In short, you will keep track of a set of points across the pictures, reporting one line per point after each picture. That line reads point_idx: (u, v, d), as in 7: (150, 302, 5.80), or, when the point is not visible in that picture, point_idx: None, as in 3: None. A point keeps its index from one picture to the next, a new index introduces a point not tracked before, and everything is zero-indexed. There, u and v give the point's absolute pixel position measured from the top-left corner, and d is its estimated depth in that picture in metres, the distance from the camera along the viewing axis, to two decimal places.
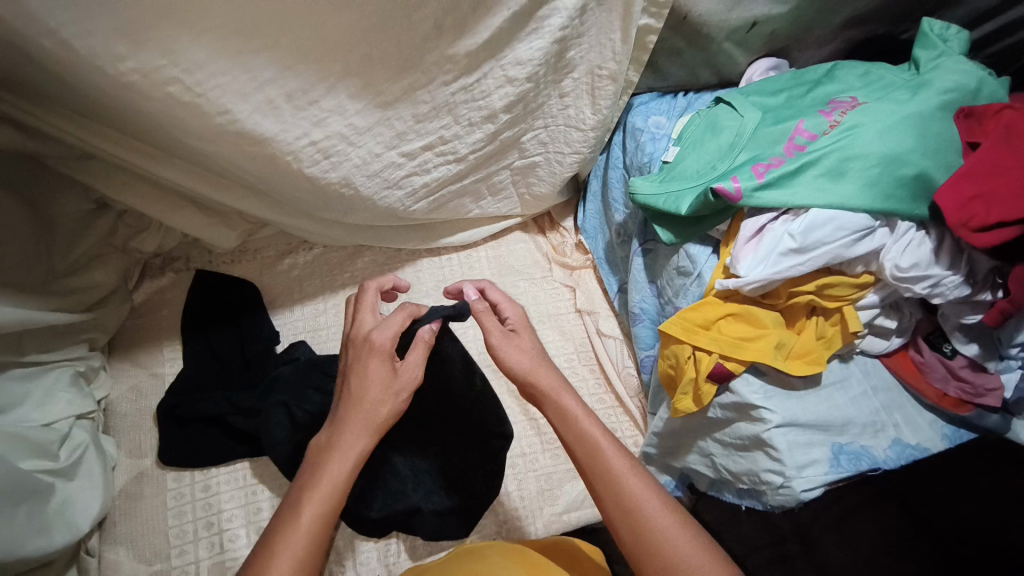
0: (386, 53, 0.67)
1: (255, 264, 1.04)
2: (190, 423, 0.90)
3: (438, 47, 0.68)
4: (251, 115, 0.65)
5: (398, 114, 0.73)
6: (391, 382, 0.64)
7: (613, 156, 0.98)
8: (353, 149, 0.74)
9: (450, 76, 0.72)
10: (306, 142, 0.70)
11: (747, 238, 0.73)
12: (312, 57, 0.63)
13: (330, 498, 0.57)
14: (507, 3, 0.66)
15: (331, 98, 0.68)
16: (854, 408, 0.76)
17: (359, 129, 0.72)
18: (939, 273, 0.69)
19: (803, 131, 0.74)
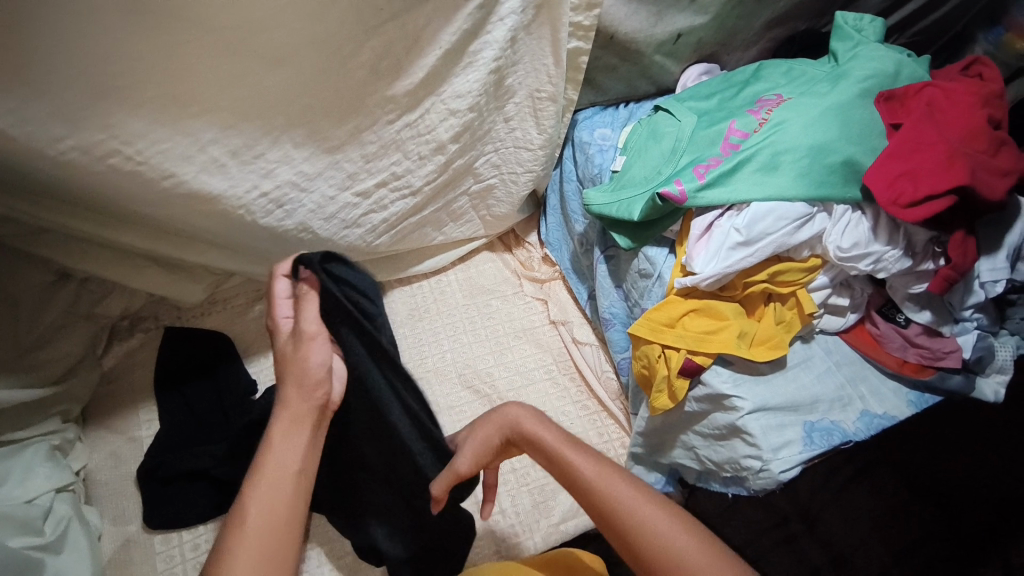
0: (326, 102, 0.69)
1: (226, 315, 1.04)
2: (173, 483, 0.89)
3: (376, 91, 0.71)
4: (198, 176, 0.66)
5: (347, 157, 0.75)
6: (297, 355, 0.60)
7: (566, 170, 1.02)
8: (306, 195, 0.75)
9: (392, 116, 0.74)
10: (257, 194, 0.71)
11: (697, 236, 0.76)
12: (254, 113, 0.65)
13: (279, 479, 0.59)
14: (438, 43, 0.69)
15: (277, 150, 0.69)
16: (820, 385, 0.79)
17: (309, 175, 0.74)
18: (879, 249, 0.72)
19: (736, 131, 0.78)
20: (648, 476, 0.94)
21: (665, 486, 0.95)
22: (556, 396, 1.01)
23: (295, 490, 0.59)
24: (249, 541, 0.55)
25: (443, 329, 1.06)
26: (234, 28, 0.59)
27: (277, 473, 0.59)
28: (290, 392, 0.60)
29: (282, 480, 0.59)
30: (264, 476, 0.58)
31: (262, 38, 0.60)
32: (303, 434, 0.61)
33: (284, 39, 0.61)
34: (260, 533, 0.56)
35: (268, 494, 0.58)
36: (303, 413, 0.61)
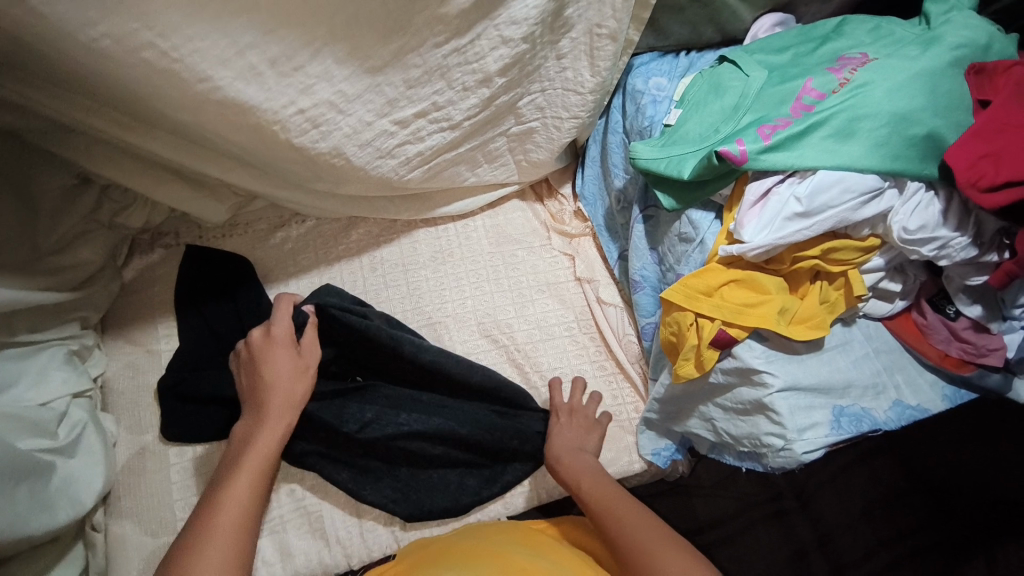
0: (373, 14, 0.63)
1: (247, 238, 1.03)
2: (191, 401, 0.91)
3: (428, 7, 0.65)
4: (233, 82, 0.62)
5: (389, 80, 0.70)
6: (296, 365, 0.83)
7: (612, 120, 0.96)
8: (344, 117, 0.70)
9: (441, 39, 0.68)
10: (293, 110, 0.67)
11: (751, 202, 0.71)
12: (297, 16, 0.60)
13: (257, 468, 0.75)
14: None
15: (316, 64, 0.64)
16: (855, 370, 0.76)
17: (348, 96, 0.69)
18: (947, 235, 0.67)
19: (812, 90, 0.71)
20: (659, 442, 0.94)
21: (677, 453, 0.95)
22: (574, 354, 1.00)
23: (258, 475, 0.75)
24: (219, 518, 0.70)
25: (466, 275, 1.03)
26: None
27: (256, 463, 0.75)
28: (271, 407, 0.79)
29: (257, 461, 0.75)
30: (244, 465, 0.75)
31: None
32: (265, 427, 0.78)
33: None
34: (230, 514, 0.71)
35: (246, 478, 0.74)
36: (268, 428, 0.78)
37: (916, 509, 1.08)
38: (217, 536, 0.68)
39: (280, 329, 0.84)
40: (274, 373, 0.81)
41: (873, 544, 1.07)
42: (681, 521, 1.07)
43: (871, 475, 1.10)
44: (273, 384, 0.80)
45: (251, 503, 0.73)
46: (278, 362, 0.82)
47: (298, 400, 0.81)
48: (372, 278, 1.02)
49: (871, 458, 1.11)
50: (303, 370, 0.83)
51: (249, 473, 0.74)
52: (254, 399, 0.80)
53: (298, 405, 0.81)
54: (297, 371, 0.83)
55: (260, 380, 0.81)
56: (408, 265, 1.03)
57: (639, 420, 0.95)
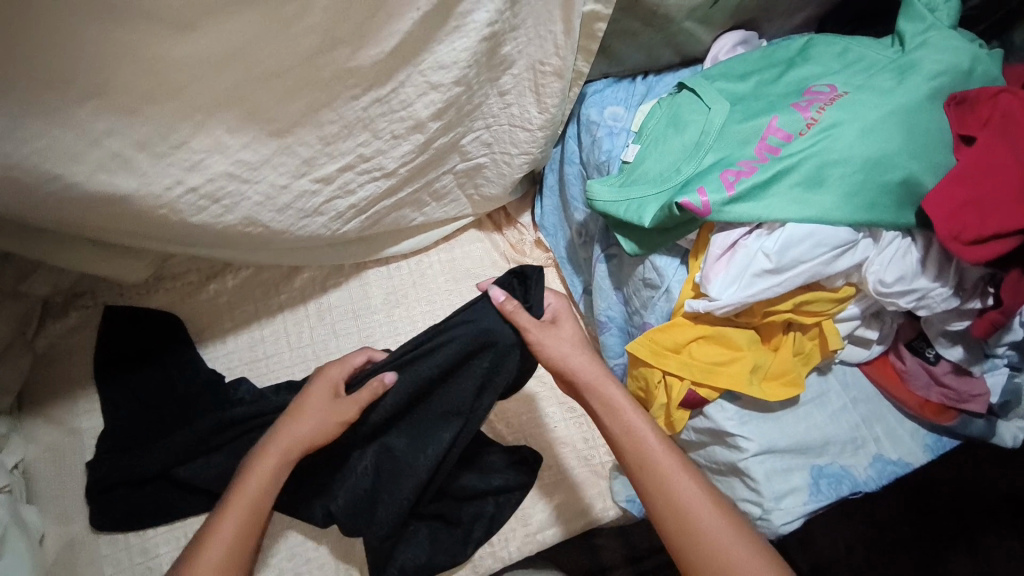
0: (269, 74, 0.54)
1: (176, 292, 0.95)
2: (119, 486, 0.83)
3: (334, 60, 0.55)
4: (93, 174, 0.52)
5: (300, 140, 0.61)
6: (322, 409, 0.67)
7: (568, 150, 0.88)
8: (250, 186, 0.61)
9: (357, 92, 0.59)
10: (182, 190, 0.57)
11: (717, 254, 0.64)
12: (169, 84, 0.50)
13: (250, 506, 0.62)
14: (416, 3, 0.53)
15: (202, 137, 0.55)
16: (833, 425, 0.71)
17: (251, 163, 0.60)
18: (925, 286, 0.61)
19: (777, 130, 0.64)
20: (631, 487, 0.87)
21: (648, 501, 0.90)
22: (542, 398, 0.96)
23: (250, 519, 0.62)
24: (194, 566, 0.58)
25: (425, 317, 0.95)
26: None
27: (248, 509, 0.62)
28: (278, 443, 0.65)
29: (252, 507, 0.62)
30: (239, 497, 0.63)
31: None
32: (272, 462, 0.64)
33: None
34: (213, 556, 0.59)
35: (239, 512, 0.61)
36: (277, 462, 0.64)
37: None
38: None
39: (333, 370, 0.69)
40: (303, 407, 0.67)
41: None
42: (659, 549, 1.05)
43: None
44: (298, 417, 0.66)
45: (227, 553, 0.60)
46: (308, 404, 0.67)
47: (306, 441, 0.65)
48: (321, 328, 0.94)
49: None
50: (335, 413, 0.66)
51: (238, 509, 0.62)
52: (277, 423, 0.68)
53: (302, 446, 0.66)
54: (321, 414, 0.66)
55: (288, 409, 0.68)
56: (360, 310, 0.95)
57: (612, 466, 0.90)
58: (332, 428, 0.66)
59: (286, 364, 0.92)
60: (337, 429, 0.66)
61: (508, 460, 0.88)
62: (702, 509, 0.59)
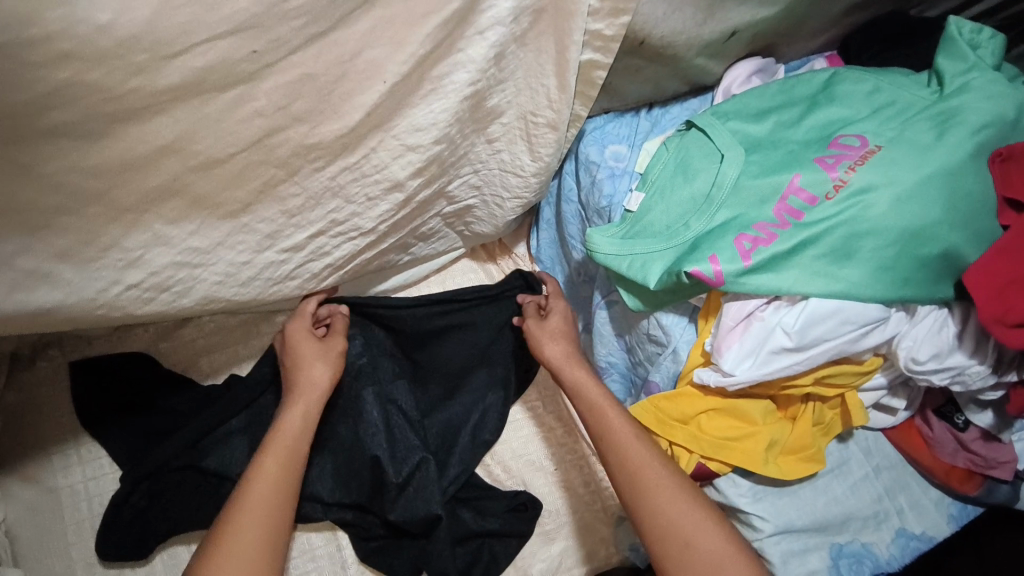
0: (216, 158, 0.48)
1: (147, 334, 0.90)
2: (123, 523, 0.80)
3: (289, 138, 0.49)
4: (11, 294, 0.48)
5: (259, 216, 0.55)
6: (320, 348, 0.69)
7: (565, 186, 0.80)
8: (205, 269, 0.56)
9: (320, 164, 0.53)
10: (121, 288, 0.53)
11: (731, 325, 0.58)
12: (89, 192, 0.45)
13: (287, 447, 0.62)
14: (381, 76, 0.48)
15: (138, 235, 0.50)
16: (854, 499, 0.65)
17: (203, 249, 0.55)
18: (962, 363, 0.55)
19: (800, 189, 0.57)
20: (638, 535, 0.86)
21: None
22: (541, 440, 0.91)
23: (290, 460, 0.62)
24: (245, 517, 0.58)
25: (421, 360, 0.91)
26: (15, 99, 0.37)
27: (285, 451, 0.62)
28: (298, 390, 0.66)
29: (289, 449, 0.62)
30: (272, 443, 0.62)
31: (79, 110, 0.39)
32: (297, 406, 0.65)
33: (112, 106, 0.40)
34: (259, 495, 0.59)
35: (277, 456, 0.61)
36: (306, 410, 0.65)
37: None
38: (239, 526, 0.57)
39: (300, 323, 0.72)
40: (300, 354, 0.68)
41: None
42: None
43: None
44: (301, 363, 0.68)
45: (279, 487, 0.60)
46: (299, 346, 0.69)
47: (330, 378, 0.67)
48: None
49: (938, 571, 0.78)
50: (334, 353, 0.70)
51: (276, 454, 0.61)
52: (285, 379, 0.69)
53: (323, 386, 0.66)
54: (324, 354, 0.68)
55: (286, 366, 0.69)
56: None
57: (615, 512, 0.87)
58: (337, 361, 0.69)
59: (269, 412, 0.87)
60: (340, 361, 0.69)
61: (509, 505, 0.85)
62: (666, 487, 0.57)
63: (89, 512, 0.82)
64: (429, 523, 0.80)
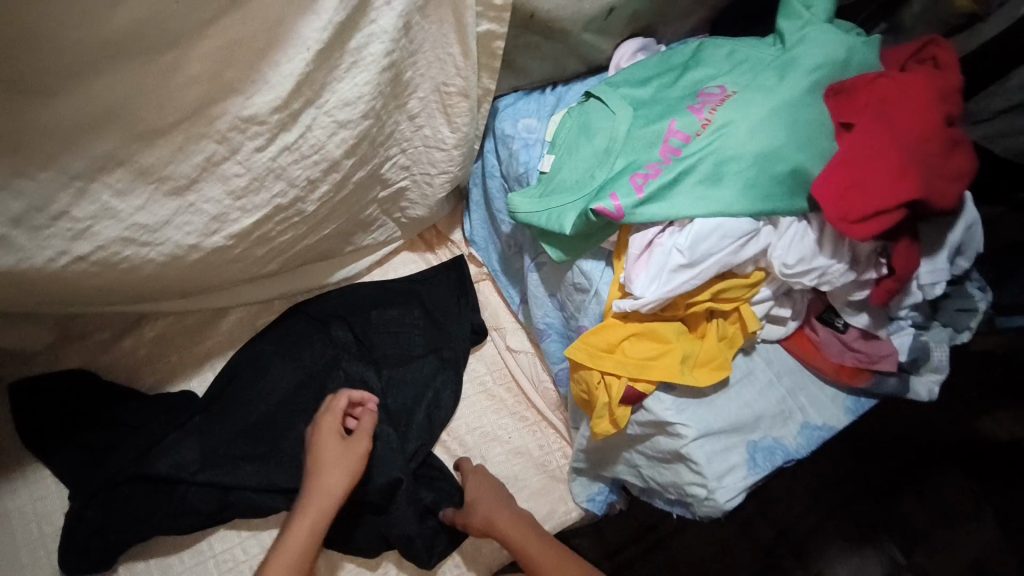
0: (156, 120, 0.54)
1: (89, 350, 0.89)
2: (72, 542, 0.78)
3: (227, 110, 0.56)
4: None
5: (204, 196, 0.61)
6: (340, 451, 0.78)
7: (488, 164, 0.89)
8: (153, 247, 0.60)
9: (260, 142, 0.60)
10: (70, 259, 0.56)
11: (636, 255, 0.67)
12: (40, 155, 0.50)
13: (294, 566, 0.72)
14: (303, 43, 0.55)
15: (86, 204, 0.54)
16: (762, 401, 0.75)
17: (151, 225, 0.59)
18: (824, 263, 0.66)
19: (677, 131, 0.68)
20: (591, 486, 0.92)
21: (610, 494, 0.93)
22: (493, 412, 0.97)
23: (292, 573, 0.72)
24: None
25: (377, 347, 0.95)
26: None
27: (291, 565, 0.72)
28: (312, 506, 0.75)
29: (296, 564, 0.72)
30: (276, 561, 0.72)
31: (31, 62, 0.47)
32: (309, 525, 0.74)
33: (62, 57, 0.48)
34: None
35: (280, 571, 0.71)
36: (315, 531, 0.74)
37: (843, 495, 1.22)
38: None
39: (328, 420, 0.79)
40: (321, 459, 0.78)
41: (838, 543, 1.19)
42: (602, 537, 1.16)
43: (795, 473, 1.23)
44: (320, 468, 0.77)
45: None
46: (324, 453, 0.78)
47: (338, 494, 0.76)
48: (251, 377, 0.90)
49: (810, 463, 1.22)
50: (352, 459, 0.78)
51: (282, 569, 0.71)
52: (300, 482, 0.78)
53: (335, 500, 0.76)
54: (340, 461, 0.78)
55: (308, 465, 0.78)
56: (298, 344, 0.93)
57: (569, 471, 0.92)
58: (353, 469, 0.78)
59: (224, 412, 0.88)
60: (357, 469, 0.78)
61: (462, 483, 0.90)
62: None
63: (36, 532, 0.80)
64: (387, 488, 0.85)
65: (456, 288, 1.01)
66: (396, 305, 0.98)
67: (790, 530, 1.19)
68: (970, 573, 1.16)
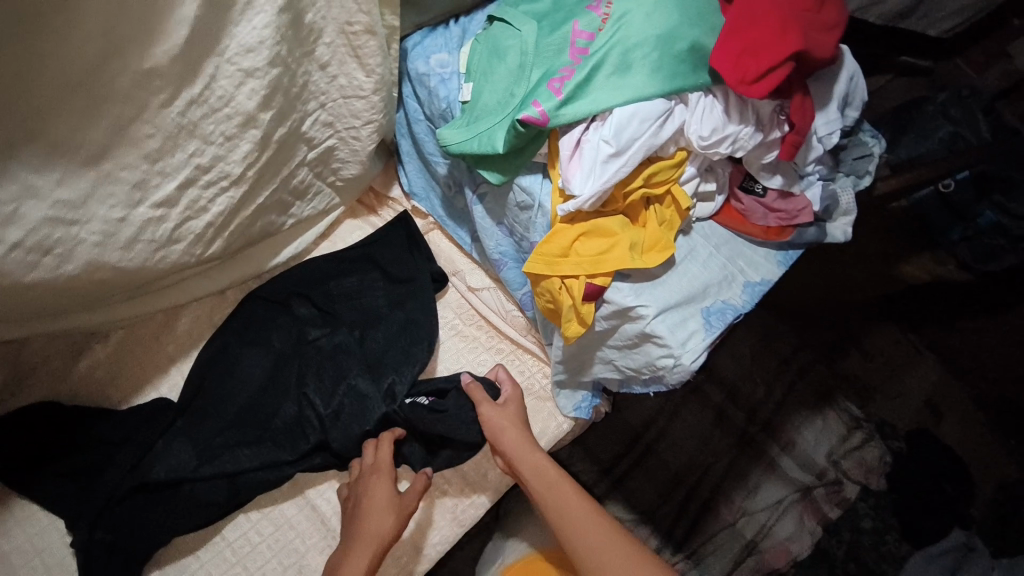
0: (57, 88, 0.52)
1: (46, 383, 0.86)
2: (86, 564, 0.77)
3: (125, 65, 0.55)
4: None
5: (122, 163, 0.60)
6: (392, 500, 0.79)
7: (410, 109, 0.90)
8: (81, 227, 0.60)
9: (164, 96, 0.59)
10: (5, 248, 0.55)
11: (568, 156, 0.71)
12: None
13: None
14: None
15: (5, 185, 0.53)
16: (707, 271, 0.82)
17: (74, 202, 0.58)
18: (734, 130, 0.72)
19: (580, 32, 0.71)
20: (575, 396, 0.97)
21: (596, 398, 0.98)
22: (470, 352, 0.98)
23: None
24: None
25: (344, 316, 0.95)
26: None
27: None
28: (362, 545, 0.75)
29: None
30: None
31: None
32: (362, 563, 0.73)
33: None
34: None
35: None
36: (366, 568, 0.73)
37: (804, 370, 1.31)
38: None
39: (381, 473, 0.82)
40: (372, 505, 0.78)
41: (806, 413, 1.28)
42: (597, 456, 1.23)
43: (757, 358, 1.31)
44: (370, 515, 0.77)
45: None
46: (375, 499, 0.79)
47: (387, 538, 0.76)
48: (219, 368, 0.89)
49: (768, 344, 1.32)
50: (402, 509, 0.79)
51: None
52: (351, 528, 0.78)
53: (387, 541, 0.76)
54: (390, 510, 0.78)
55: (359, 512, 0.78)
56: (260, 328, 0.92)
57: (551, 386, 0.97)
58: (401, 518, 0.78)
59: (202, 406, 0.87)
60: (405, 518, 0.78)
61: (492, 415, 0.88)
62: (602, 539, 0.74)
63: (43, 564, 0.78)
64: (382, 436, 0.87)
65: (407, 239, 1.01)
66: (349, 270, 0.98)
67: (762, 409, 1.28)
68: (923, 411, 1.30)
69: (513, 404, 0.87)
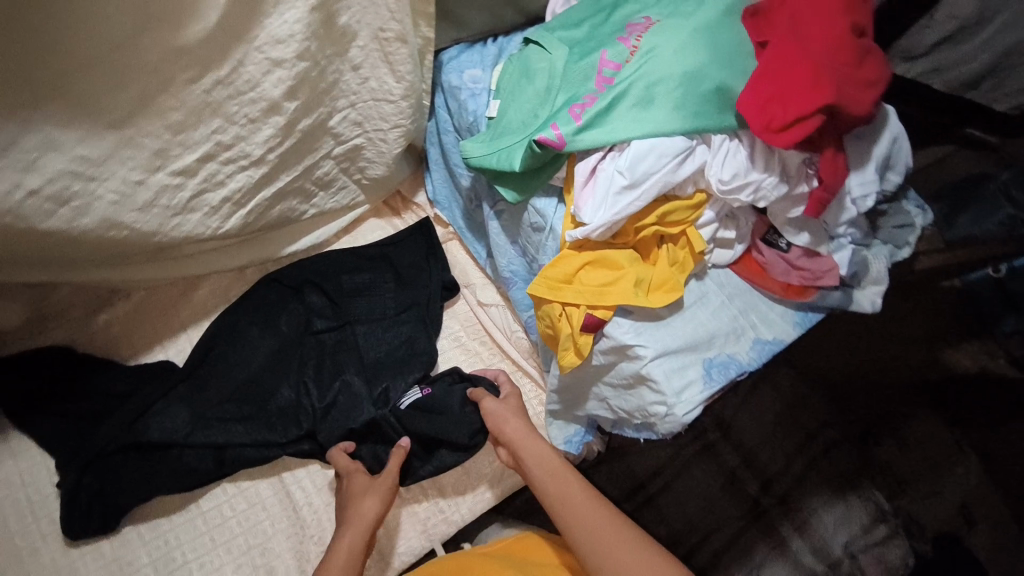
0: (93, 54, 0.56)
1: (66, 329, 0.91)
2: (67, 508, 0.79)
3: (156, 39, 0.59)
4: None
5: (142, 131, 0.64)
6: (374, 484, 0.79)
7: (440, 120, 0.91)
8: (99, 184, 0.64)
9: (192, 74, 0.63)
10: (23, 193, 0.59)
11: (582, 182, 0.70)
12: None
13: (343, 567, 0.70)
14: None
15: (31, 136, 0.57)
16: (715, 321, 0.78)
17: (93, 159, 0.63)
18: (757, 178, 0.69)
19: (608, 62, 0.71)
20: (567, 429, 0.93)
21: (587, 435, 0.94)
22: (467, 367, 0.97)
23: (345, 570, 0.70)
24: None
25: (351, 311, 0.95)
26: None
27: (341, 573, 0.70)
28: (351, 519, 0.75)
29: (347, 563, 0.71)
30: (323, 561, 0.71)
31: None
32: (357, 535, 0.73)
33: None
34: None
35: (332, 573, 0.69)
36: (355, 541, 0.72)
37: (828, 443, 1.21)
38: None
39: (353, 463, 0.82)
40: (353, 491, 0.78)
41: (827, 497, 1.17)
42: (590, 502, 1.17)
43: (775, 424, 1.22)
44: (355, 497, 0.78)
45: None
46: (355, 483, 0.80)
47: (377, 512, 0.76)
48: (225, 344, 0.92)
49: (790, 410, 1.23)
50: (385, 488, 0.79)
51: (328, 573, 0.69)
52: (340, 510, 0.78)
53: (375, 517, 0.76)
54: (375, 492, 0.78)
55: (347, 498, 0.78)
56: (270, 312, 0.94)
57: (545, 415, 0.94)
58: (387, 496, 0.78)
59: (199, 376, 0.89)
60: (389, 495, 0.78)
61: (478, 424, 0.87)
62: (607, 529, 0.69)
63: (26, 501, 0.81)
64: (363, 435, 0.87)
65: (424, 246, 1.02)
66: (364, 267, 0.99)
67: (777, 481, 1.18)
68: (959, 514, 1.17)
69: (512, 398, 0.85)
